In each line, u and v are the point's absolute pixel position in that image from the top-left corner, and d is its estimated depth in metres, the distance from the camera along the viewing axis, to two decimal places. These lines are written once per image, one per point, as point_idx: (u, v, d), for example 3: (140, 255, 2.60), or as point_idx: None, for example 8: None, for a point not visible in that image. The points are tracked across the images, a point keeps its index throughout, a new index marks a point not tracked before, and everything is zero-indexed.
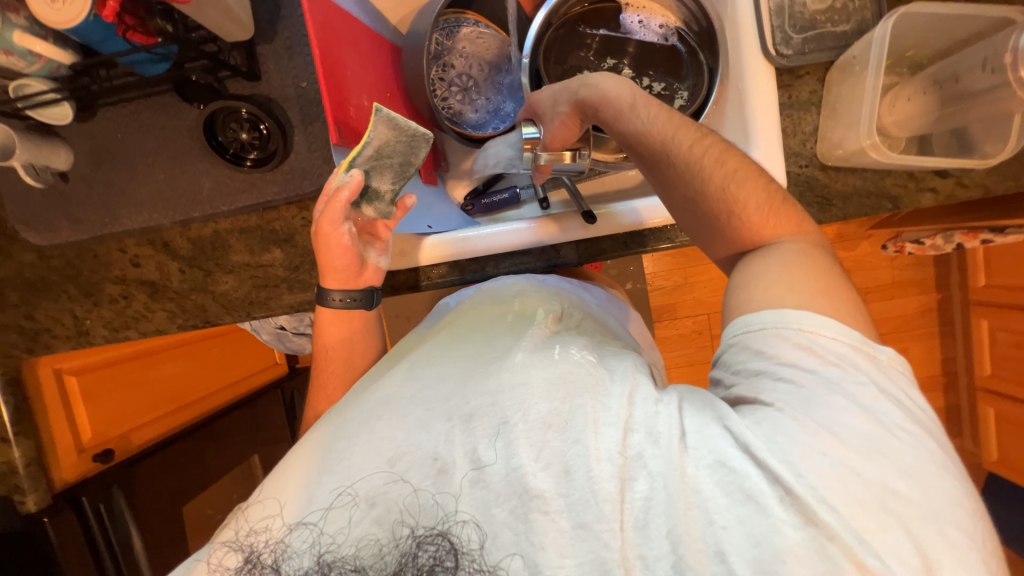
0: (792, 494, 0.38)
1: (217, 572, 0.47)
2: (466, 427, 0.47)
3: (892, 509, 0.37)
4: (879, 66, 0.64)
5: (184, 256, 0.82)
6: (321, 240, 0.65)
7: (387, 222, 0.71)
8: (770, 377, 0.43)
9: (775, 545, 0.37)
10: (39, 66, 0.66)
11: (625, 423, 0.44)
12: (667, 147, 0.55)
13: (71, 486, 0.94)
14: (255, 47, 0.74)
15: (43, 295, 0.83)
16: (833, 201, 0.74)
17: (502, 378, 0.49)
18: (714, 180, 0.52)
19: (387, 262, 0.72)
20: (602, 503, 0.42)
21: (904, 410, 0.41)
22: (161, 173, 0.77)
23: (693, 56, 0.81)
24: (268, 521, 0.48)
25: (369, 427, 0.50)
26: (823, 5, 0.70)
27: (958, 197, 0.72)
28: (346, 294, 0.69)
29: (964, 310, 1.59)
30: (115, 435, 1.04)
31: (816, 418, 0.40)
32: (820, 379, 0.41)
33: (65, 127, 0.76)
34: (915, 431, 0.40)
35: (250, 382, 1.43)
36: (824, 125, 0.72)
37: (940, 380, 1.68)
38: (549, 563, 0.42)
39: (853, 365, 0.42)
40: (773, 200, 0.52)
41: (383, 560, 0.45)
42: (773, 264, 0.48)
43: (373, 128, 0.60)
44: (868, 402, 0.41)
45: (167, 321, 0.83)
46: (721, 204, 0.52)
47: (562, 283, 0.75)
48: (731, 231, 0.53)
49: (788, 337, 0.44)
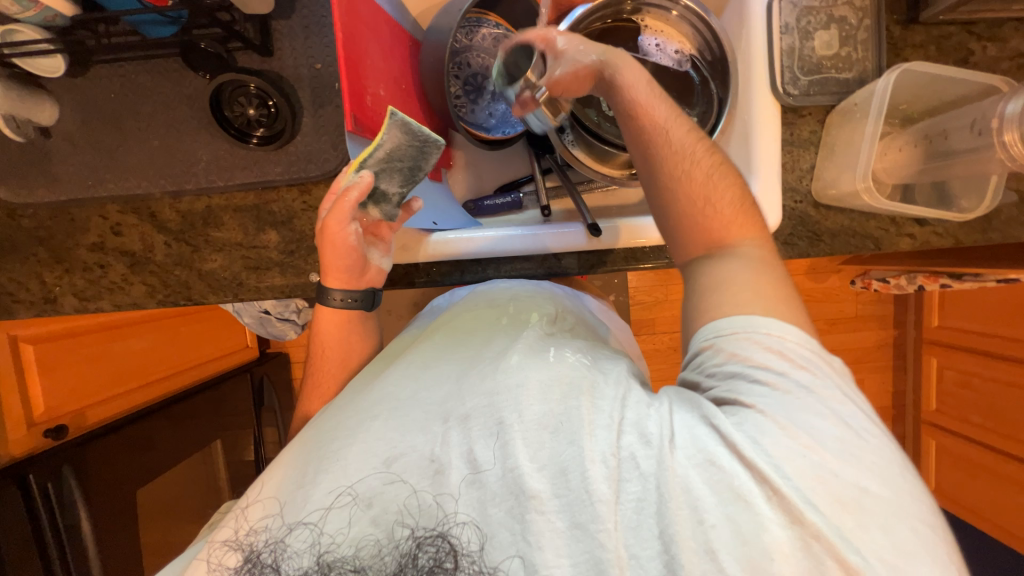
0: (778, 493, 0.39)
1: (217, 571, 0.46)
2: (462, 427, 0.47)
3: (866, 507, 0.38)
4: (878, 116, 0.68)
5: (172, 229, 0.78)
6: (327, 239, 0.66)
7: (391, 224, 0.72)
8: (746, 379, 0.44)
9: (763, 544, 0.38)
10: (34, 13, 0.62)
11: (618, 424, 0.44)
12: (656, 133, 0.55)
13: (17, 462, 0.87)
14: (270, 22, 0.71)
15: (9, 257, 0.78)
16: (823, 237, 0.78)
17: (498, 380, 0.49)
18: (688, 174, 0.53)
19: (388, 262, 0.73)
20: (597, 504, 0.42)
21: (864, 414, 0.42)
22: (156, 140, 0.73)
23: (704, 86, 0.84)
24: (268, 521, 0.47)
25: (366, 427, 0.49)
26: (830, 51, 0.75)
27: (932, 244, 0.77)
28: (347, 294, 0.69)
29: (917, 347, 1.71)
30: (70, 410, 0.98)
31: (793, 420, 0.41)
32: (792, 382, 0.42)
33: (52, 80, 0.71)
34: (875, 433, 0.41)
35: (215, 365, 1.37)
36: (821, 164, 0.76)
37: (890, 411, 1.80)
38: (545, 563, 0.42)
39: (817, 368, 0.43)
40: (745, 205, 0.53)
41: (382, 561, 0.44)
42: (739, 268, 0.49)
43: (386, 131, 0.61)
44: (834, 405, 0.42)
45: (145, 296, 0.79)
46: (697, 198, 0.53)
47: (557, 289, 0.76)
48: (701, 226, 0.52)
49: (759, 340, 0.44)
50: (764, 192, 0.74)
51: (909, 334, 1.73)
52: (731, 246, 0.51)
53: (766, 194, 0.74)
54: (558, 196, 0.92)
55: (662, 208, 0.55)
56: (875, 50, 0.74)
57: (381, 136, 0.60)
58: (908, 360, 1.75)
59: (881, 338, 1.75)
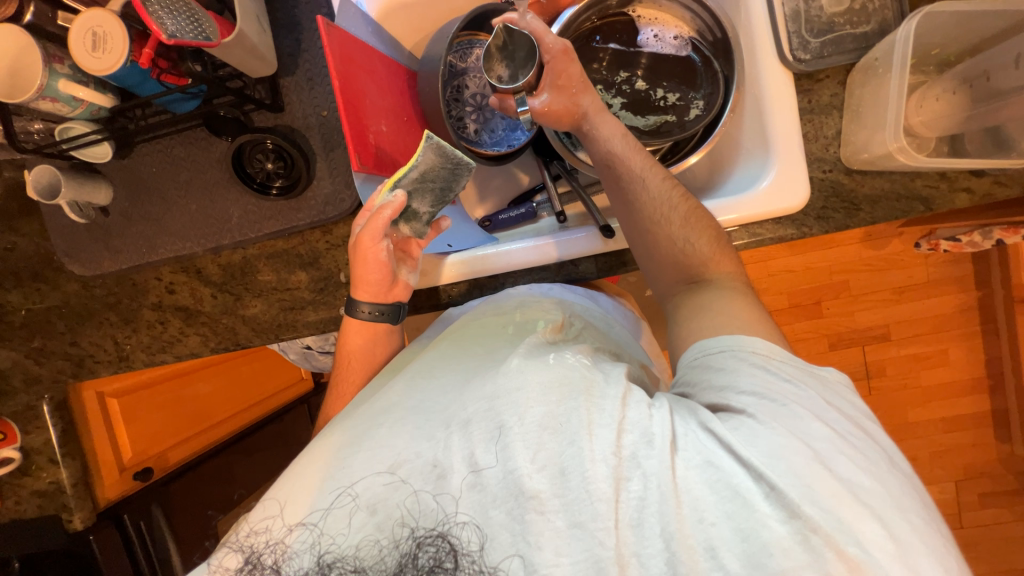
0: (775, 490, 0.42)
1: (219, 571, 0.51)
2: (463, 432, 0.51)
3: (862, 499, 0.42)
4: (903, 68, 0.62)
5: (215, 281, 0.84)
6: (360, 254, 0.70)
7: (420, 241, 0.77)
8: (733, 389, 0.50)
9: (763, 539, 0.41)
10: (82, 110, 0.70)
11: (620, 424, 0.48)
12: (636, 176, 0.66)
13: (114, 505, 0.98)
14: (278, 80, 0.77)
15: (87, 323, 0.88)
16: (861, 205, 0.71)
17: (499, 383, 0.52)
18: (671, 215, 0.65)
19: (415, 279, 0.78)
20: (597, 502, 0.45)
21: (851, 420, 0.48)
22: (194, 204, 0.81)
23: (707, 65, 0.79)
24: (268, 522, 0.52)
25: (371, 435, 0.53)
26: (840, 7, 0.70)
27: (995, 196, 0.69)
28: (375, 307, 0.74)
29: (1007, 308, 1.51)
30: (154, 453, 1.09)
31: (780, 422, 0.46)
32: (780, 391, 0.48)
33: (104, 165, 0.81)
34: (860, 433, 0.47)
35: (288, 395, 1.44)
36: (848, 129, 0.71)
37: (983, 382, 1.60)
38: (545, 562, 0.45)
39: (800, 380, 0.50)
40: (721, 245, 0.65)
41: (383, 561, 0.48)
42: (715, 296, 0.60)
43: (422, 154, 0.64)
44: (824, 413, 0.47)
45: (201, 345, 0.86)
46: (677, 240, 0.64)
47: (567, 292, 0.77)
48: (681, 264, 0.64)
49: (744, 358, 0.52)
50: (787, 167, 0.69)
51: (996, 294, 1.54)
52: (710, 278, 0.63)
53: (790, 171, 0.69)
54: (571, 200, 0.90)
55: (643, 243, 0.67)
56: None
57: (418, 158, 0.63)
58: (1000, 324, 1.55)
59: (961, 303, 1.57)
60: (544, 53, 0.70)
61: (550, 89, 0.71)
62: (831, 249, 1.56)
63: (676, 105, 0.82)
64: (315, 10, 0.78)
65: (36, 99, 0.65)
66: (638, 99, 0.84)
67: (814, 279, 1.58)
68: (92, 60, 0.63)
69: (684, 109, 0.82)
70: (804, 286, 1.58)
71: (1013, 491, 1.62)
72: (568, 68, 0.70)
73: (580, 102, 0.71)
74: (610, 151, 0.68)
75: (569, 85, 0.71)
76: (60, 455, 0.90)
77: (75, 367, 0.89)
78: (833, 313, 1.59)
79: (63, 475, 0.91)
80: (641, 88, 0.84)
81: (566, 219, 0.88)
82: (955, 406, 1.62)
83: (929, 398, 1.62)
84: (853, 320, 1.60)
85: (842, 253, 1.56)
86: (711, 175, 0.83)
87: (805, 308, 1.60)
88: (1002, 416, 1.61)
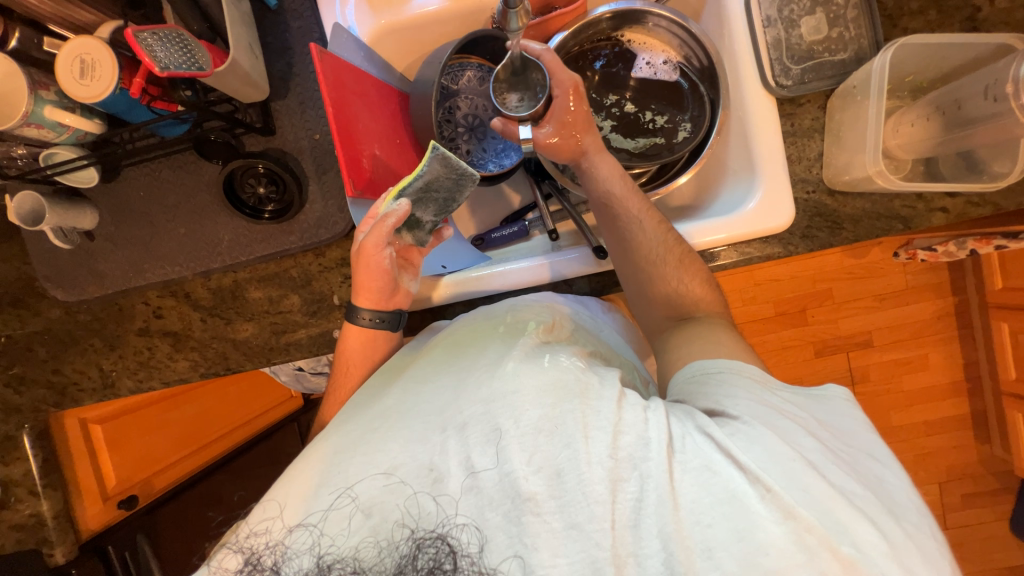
0: (771, 492, 0.43)
1: (218, 572, 0.50)
2: (460, 436, 0.50)
3: (855, 503, 0.44)
4: (880, 94, 0.66)
5: (205, 305, 0.83)
6: (363, 261, 0.69)
7: (421, 249, 0.76)
8: (729, 399, 0.51)
9: (758, 540, 0.42)
10: (68, 135, 0.69)
11: (615, 426, 0.48)
12: (631, 216, 0.68)
13: (96, 536, 0.94)
14: (269, 104, 0.78)
15: (70, 350, 0.85)
16: (844, 224, 0.74)
17: (494, 386, 0.52)
18: (665, 257, 0.67)
19: (417, 287, 0.77)
20: (594, 505, 0.46)
21: (838, 434, 0.50)
22: (183, 228, 0.80)
23: (693, 90, 0.82)
24: (267, 524, 0.51)
25: (368, 441, 0.52)
26: (819, 35, 0.73)
27: (970, 215, 0.72)
28: (375, 314, 0.72)
29: (982, 313, 1.56)
30: (138, 480, 1.05)
31: (772, 427, 0.48)
32: (775, 410, 0.50)
33: (89, 189, 0.79)
34: (849, 449, 0.49)
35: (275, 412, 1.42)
36: (829, 151, 0.73)
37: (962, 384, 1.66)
38: (541, 563, 0.45)
39: (794, 403, 0.52)
40: (711, 285, 0.68)
41: (383, 561, 0.47)
42: (706, 330, 0.63)
43: (428, 163, 0.63)
44: (817, 430, 0.49)
45: (190, 370, 0.84)
46: (672, 280, 0.67)
47: (560, 296, 0.77)
48: (674, 303, 0.67)
49: (745, 376, 0.54)
50: (773, 203, 0.71)
51: (971, 300, 1.60)
52: (699, 317, 0.66)
53: (774, 192, 0.72)
54: (563, 218, 0.92)
55: (638, 283, 0.69)
56: (868, 26, 0.72)
57: (423, 169, 0.62)
58: (976, 329, 1.61)
59: (939, 308, 1.62)
60: (556, 88, 0.72)
61: (555, 123, 0.72)
62: (812, 259, 1.60)
63: (664, 127, 0.85)
64: (307, 35, 0.79)
65: (21, 126, 0.64)
66: (628, 122, 0.86)
67: (798, 287, 1.61)
68: (79, 86, 0.62)
69: (672, 132, 0.85)
70: (789, 295, 1.62)
71: (994, 490, 1.67)
72: (578, 106, 0.72)
73: (581, 141, 0.73)
74: (607, 191, 0.70)
75: (574, 124, 0.72)
76: (41, 486, 0.87)
77: (58, 395, 0.86)
78: (818, 320, 1.63)
79: (44, 508, 0.88)
80: (630, 110, 0.86)
81: (559, 237, 0.88)
82: (937, 410, 1.67)
83: (912, 402, 1.66)
84: (837, 326, 1.63)
85: (824, 262, 1.60)
86: (702, 191, 0.86)
87: (791, 316, 1.63)
88: (982, 417, 1.66)
